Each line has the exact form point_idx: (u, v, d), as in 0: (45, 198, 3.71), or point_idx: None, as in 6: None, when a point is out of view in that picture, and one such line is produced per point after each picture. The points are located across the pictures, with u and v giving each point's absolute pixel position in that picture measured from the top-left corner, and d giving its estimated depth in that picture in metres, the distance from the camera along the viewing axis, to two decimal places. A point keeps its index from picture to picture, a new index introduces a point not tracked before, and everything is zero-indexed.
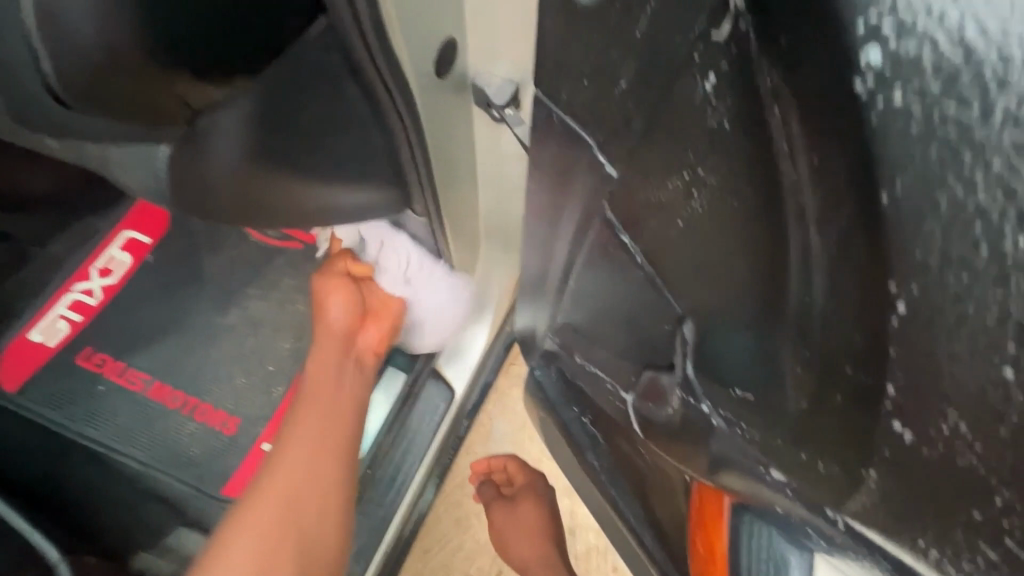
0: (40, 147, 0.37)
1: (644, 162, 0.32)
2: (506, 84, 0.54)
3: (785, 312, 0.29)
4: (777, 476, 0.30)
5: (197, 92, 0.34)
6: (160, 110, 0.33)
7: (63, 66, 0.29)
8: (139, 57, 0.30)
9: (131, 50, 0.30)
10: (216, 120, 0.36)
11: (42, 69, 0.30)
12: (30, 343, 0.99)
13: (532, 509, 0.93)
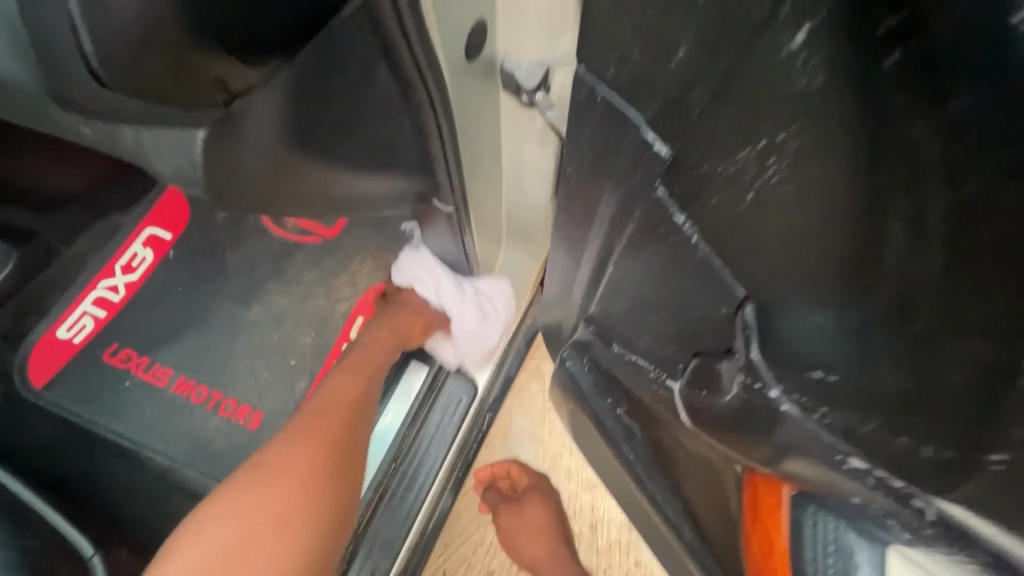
0: (69, 137, 0.36)
1: (698, 135, 0.29)
2: (536, 67, 0.53)
3: (881, 290, 0.27)
4: (861, 464, 0.30)
5: (234, 74, 0.32)
6: (195, 90, 0.31)
7: (102, 46, 0.28)
8: (176, 30, 0.28)
9: (169, 24, 0.28)
10: (251, 103, 0.34)
11: (84, 51, 0.28)
12: (56, 339, 1.00)
13: (541, 509, 0.93)
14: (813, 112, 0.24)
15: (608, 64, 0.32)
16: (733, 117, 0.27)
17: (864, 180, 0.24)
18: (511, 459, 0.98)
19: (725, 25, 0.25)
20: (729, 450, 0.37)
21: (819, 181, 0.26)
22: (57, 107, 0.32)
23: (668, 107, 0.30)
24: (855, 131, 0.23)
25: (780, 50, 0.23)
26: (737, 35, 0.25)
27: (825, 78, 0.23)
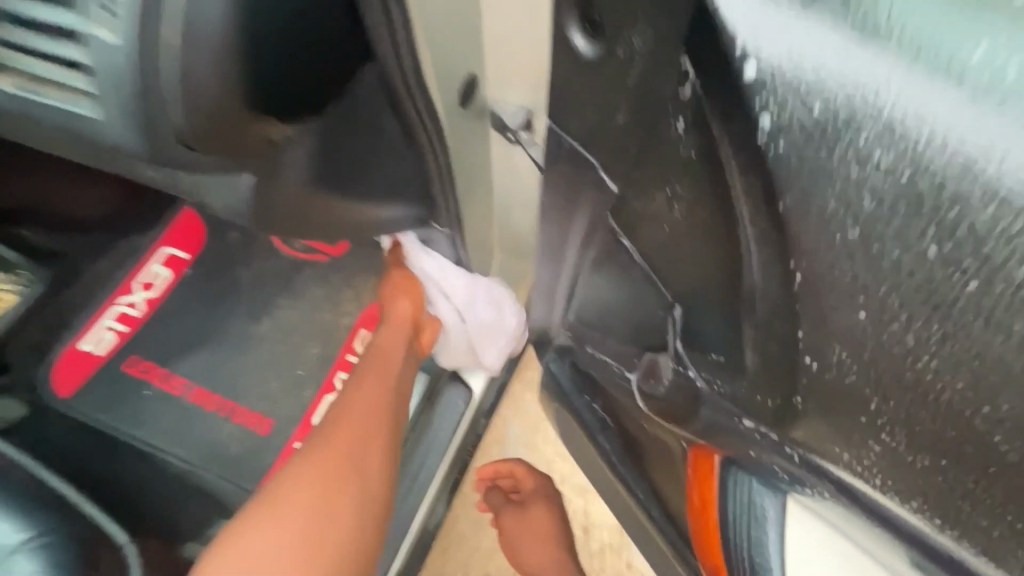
0: (138, 176, 0.44)
1: (637, 178, 0.38)
2: (519, 111, 0.61)
3: (743, 291, 0.31)
4: (751, 423, 0.33)
5: (278, 131, 0.41)
6: (251, 144, 0.40)
7: (190, 116, 0.36)
8: (239, 103, 0.37)
9: (235, 98, 0.37)
10: (289, 150, 0.44)
11: (175, 121, 0.36)
12: (80, 352, 1.07)
13: (543, 511, 0.99)
14: (689, 169, 0.33)
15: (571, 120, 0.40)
16: (652, 168, 0.36)
17: (715, 214, 0.32)
18: (516, 460, 1.03)
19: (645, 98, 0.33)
20: (675, 429, 0.41)
21: (699, 216, 0.34)
22: (136, 159, 0.39)
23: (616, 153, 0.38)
24: (703, 184, 0.32)
25: (675, 129, 0.33)
26: (652, 106, 0.33)
27: (695, 153, 0.32)
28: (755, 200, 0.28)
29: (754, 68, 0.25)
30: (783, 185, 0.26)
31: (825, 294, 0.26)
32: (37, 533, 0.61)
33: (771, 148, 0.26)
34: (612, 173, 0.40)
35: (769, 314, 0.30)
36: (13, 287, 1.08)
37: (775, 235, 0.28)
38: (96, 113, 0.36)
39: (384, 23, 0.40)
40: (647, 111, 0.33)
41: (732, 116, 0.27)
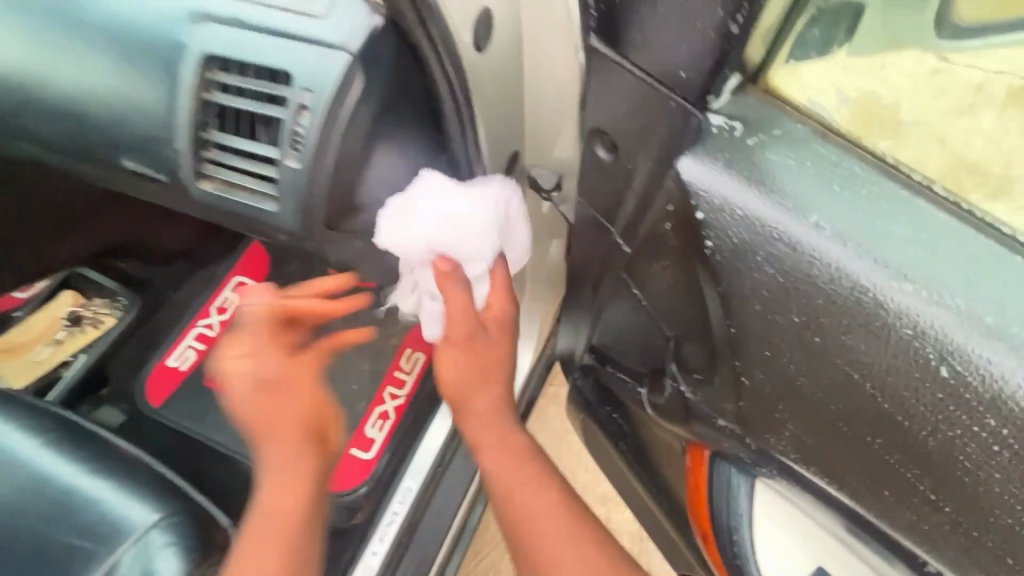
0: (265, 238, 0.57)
1: (634, 234, 0.46)
2: (551, 175, 0.72)
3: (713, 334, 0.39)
4: (723, 422, 0.43)
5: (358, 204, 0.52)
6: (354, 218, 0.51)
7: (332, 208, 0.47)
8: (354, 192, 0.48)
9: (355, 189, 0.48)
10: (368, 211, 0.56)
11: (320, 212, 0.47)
12: (167, 367, 1.24)
13: None
14: (667, 238, 0.41)
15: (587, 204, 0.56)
16: (643, 231, 0.44)
17: (688, 271, 0.39)
18: None
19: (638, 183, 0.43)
20: (676, 431, 0.52)
21: (681, 270, 0.40)
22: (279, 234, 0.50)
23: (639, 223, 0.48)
24: (680, 250, 0.39)
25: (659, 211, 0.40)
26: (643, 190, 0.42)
27: (670, 226, 0.39)
28: (704, 275, 0.37)
29: (699, 211, 0.34)
30: (725, 278, 0.35)
31: (749, 334, 0.35)
32: (164, 515, 0.75)
33: (712, 256, 0.35)
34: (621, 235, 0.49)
35: (723, 348, 0.38)
36: (114, 313, 1.26)
37: (715, 296, 0.36)
38: (272, 208, 0.47)
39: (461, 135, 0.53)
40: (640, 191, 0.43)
41: (690, 236, 0.36)
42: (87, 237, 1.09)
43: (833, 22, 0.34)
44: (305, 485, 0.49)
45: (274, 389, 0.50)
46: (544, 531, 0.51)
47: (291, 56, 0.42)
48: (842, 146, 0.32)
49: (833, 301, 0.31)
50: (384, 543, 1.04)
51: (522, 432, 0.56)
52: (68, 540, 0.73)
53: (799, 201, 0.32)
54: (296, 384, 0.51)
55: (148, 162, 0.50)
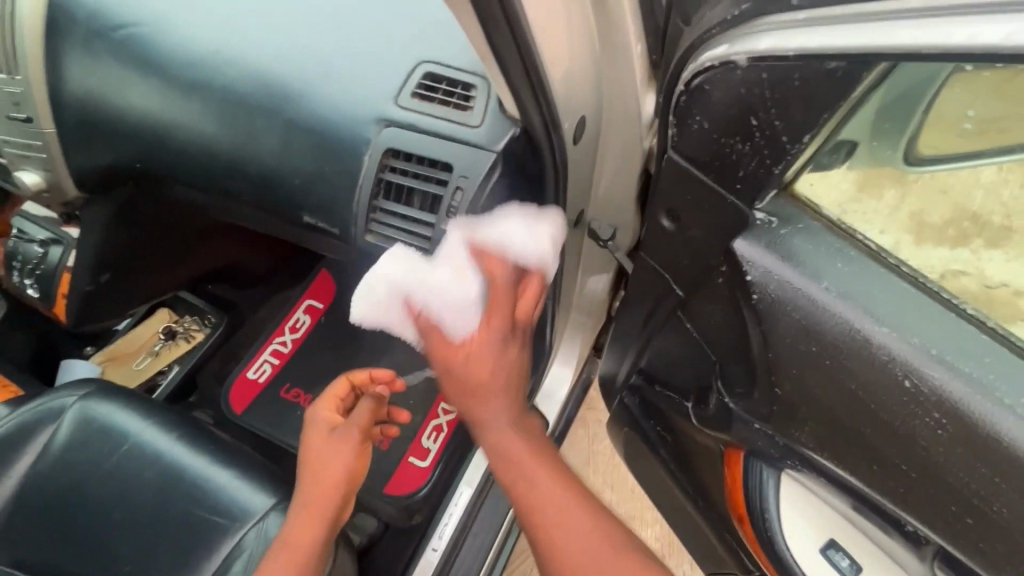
0: None
1: (688, 284, 0.61)
2: (607, 228, 0.86)
3: (751, 357, 0.55)
4: (759, 425, 0.58)
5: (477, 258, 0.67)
6: None
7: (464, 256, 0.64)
8: None
9: None
10: None
11: None
12: (247, 379, 1.38)
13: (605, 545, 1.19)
14: (717, 291, 0.57)
15: (642, 257, 0.73)
16: (696, 284, 0.60)
17: (732, 313, 0.55)
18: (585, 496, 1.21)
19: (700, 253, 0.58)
20: (717, 437, 0.64)
21: (726, 311, 0.56)
22: None
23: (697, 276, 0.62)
24: (724, 298, 0.56)
25: (713, 269, 0.56)
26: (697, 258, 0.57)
27: (722, 279, 0.55)
28: (748, 317, 0.53)
29: (749, 274, 0.50)
30: (765, 318, 0.50)
31: (783, 357, 0.51)
32: (277, 500, 0.89)
33: (757, 305, 0.51)
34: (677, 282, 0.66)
35: (761, 368, 0.54)
36: (204, 330, 1.43)
37: (759, 330, 0.52)
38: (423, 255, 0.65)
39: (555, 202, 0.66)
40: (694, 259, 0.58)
41: (740, 288, 0.52)
42: (195, 261, 1.14)
43: (837, 151, 0.47)
44: (314, 542, 0.70)
45: (330, 442, 0.75)
46: (554, 520, 0.52)
47: (455, 155, 0.60)
48: (841, 235, 0.48)
49: (837, 338, 0.47)
50: (442, 540, 1.17)
51: (533, 429, 0.58)
52: (206, 518, 0.88)
53: (814, 270, 0.47)
54: (343, 448, 0.74)
55: (327, 219, 0.68)
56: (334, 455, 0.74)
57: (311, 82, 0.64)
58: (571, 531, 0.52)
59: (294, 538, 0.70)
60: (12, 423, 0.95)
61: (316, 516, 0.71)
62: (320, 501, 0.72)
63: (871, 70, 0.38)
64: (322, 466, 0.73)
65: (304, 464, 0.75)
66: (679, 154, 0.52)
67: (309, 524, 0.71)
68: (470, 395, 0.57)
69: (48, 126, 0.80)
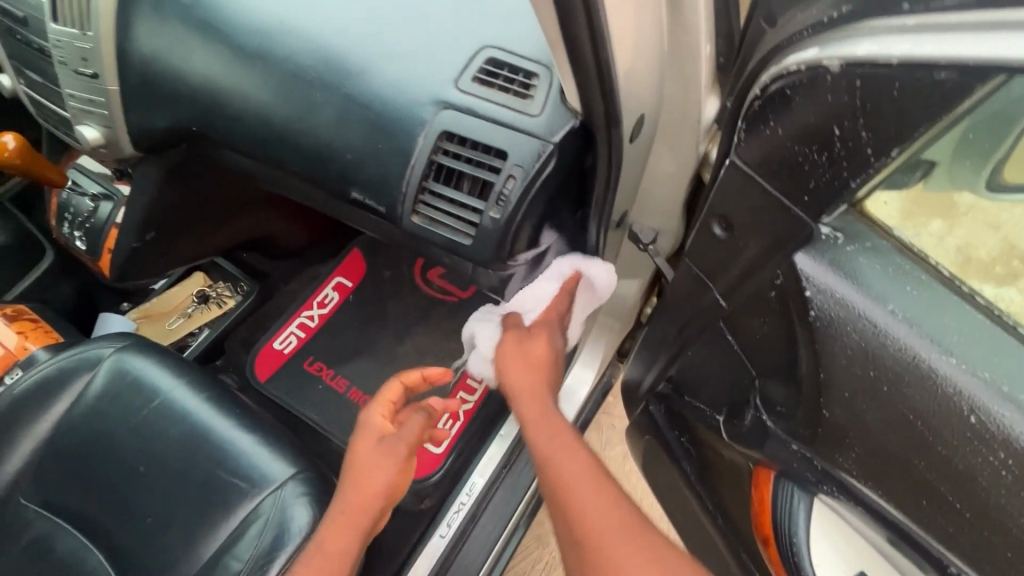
0: (440, 258, 0.72)
1: (734, 295, 0.59)
2: (649, 232, 0.84)
3: (800, 375, 0.53)
4: (798, 446, 0.56)
5: (521, 249, 0.66)
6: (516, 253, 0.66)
7: (510, 245, 0.64)
8: (526, 234, 0.64)
9: (524, 233, 0.64)
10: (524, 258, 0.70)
11: (504, 246, 0.63)
12: (272, 349, 1.40)
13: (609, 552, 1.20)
14: (767, 305, 0.55)
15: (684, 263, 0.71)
16: (743, 295, 0.58)
17: (783, 328, 0.54)
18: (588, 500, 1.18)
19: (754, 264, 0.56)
20: (749, 455, 0.63)
21: (775, 325, 0.55)
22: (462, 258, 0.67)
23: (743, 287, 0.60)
24: (775, 312, 0.54)
25: (766, 281, 0.54)
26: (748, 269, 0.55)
27: (776, 293, 0.53)
28: (802, 333, 0.51)
29: (809, 291, 0.48)
30: (821, 337, 0.49)
31: (836, 379, 0.49)
32: (297, 471, 0.91)
33: (814, 322, 0.49)
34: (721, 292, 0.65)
35: (810, 386, 0.52)
36: (236, 297, 1.46)
37: (813, 348, 0.50)
38: (468, 242, 0.64)
39: (602, 198, 0.65)
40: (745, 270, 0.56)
41: (797, 304, 0.50)
42: (233, 229, 1.15)
43: (915, 169, 0.44)
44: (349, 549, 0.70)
45: (378, 453, 0.76)
46: (575, 483, 0.59)
47: (511, 143, 0.59)
48: (911, 259, 0.46)
49: (898, 365, 0.45)
50: (450, 529, 1.17)
51: (561, 416, 0.68)
52: (227, 480, 0.90)
53: (879, 293, 0.46)
54: (388, 462, 0.75)
55: (375, 197, 0.68)
56: (379, 462, 0.75)
57: (372, 60, 0.64)
58: (593, 496, 0.58)
59: (328, 550, 0.70)
60: (50, 369, 0.98)
61: (351, 525, 0.71)
62: (357, 507, 0.72)
63: (983, 85, 0.35)
64: (366, 475, 0.75)
65: (349, 475, 0.76)
66: (744, 161, 0.51)
67: (342, 540, 0.70)
68: (525, 375, 0.70)
69: (113, 83, 0.82)
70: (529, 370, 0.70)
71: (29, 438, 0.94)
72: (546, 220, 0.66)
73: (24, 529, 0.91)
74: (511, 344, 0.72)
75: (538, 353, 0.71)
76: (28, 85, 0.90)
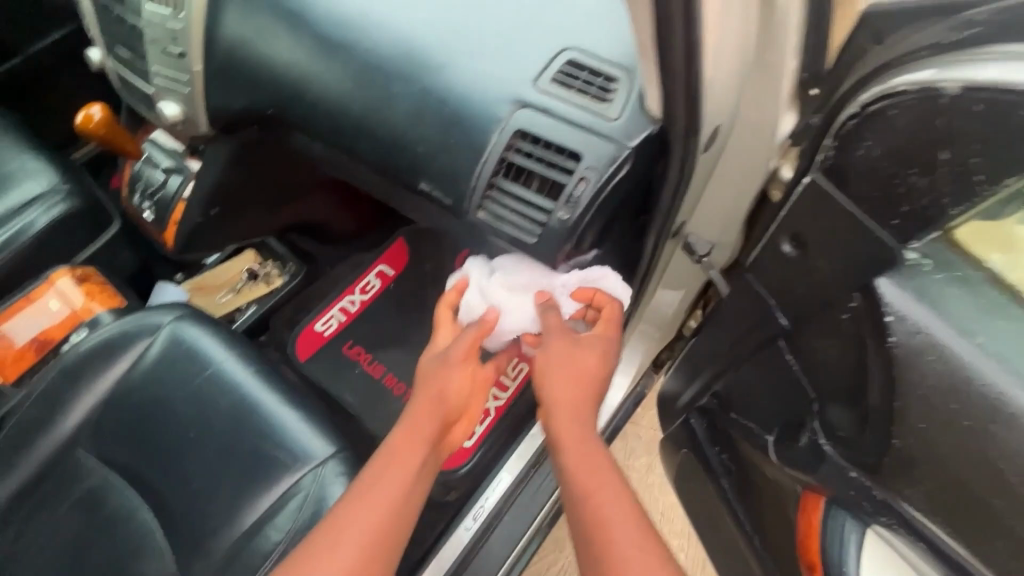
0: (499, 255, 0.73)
1: (801, 315, 0.59)
2: (705, 244, 0.85)
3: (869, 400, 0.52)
4: (856, 473, 0.55)
5: (583, 252, 0.67)
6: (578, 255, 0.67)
7: (574, 247, 0.64)
8: (589, 238, 0.64)
9: (588, 237, 0.64)
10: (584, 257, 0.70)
11: (568, 248, 0.64)
12: (313, 330, 1.44)
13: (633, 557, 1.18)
14: (838, 327, 0.54)
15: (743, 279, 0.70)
16: (812, 316, 0.58)
17: (853, 353, 0.53)
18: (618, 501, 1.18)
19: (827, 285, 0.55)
20: (799, 478, 0.62)
21: (845, 349, 0.54)
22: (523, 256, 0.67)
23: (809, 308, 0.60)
24: (847, 336, 0.54)
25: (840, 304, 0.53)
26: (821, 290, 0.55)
27: (849, 316, 0.53)
28: (877, 360, 0.50)
29: (889, 317, 0.48)
30: (898, 365, 0.48)
31: (910, 409, 0.48)
32: (337, 450, 0.93)
33: (893, 349, 0.48)
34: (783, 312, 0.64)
35: (880, 414, 0.51)
36: (282, 276, 1.50)
37: (887, 375, 0.50)
38: (533, 240, 0.64)
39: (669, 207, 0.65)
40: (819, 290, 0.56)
41: (874, 330, 0.50)
42: (291, 211, 1.20)
43: (1013, 201, 0.43)
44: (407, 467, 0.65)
45: (446, 362, 0.71)
46: (608, 502, 0.59)
47: (586, 145, 0.60)
48: (1002, 294, 0.45)
49: (981, 400, 0.44)
50: (475, 521, 1.17)
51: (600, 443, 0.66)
52: (271, 453, 0.93)
53: (965, 325, 0.45)
54: (459, 369, 0.72)
55: (442, 189, 0.69)
56: (450, 369, 0.71)
57: (452, 57, 0.66)
58: (620, 522, 0.57)
59: (393, 453, 0.66)
60: (113, 330, 1.03)
61: (415, 434, 0.67)
62: (424, 419, 0.68)
63: None
64: (435, 386, 0.70)
65: (418, 386, 0.71)
66: (826, 178, 0.50)
67: (407, 448, 0.66)
68: (566, 396, 0.68)
69: (197, 64, 0.86)
70: (575, 390, 0.68)
71: (90, 393, 0.99)
72: (610, 225, 0.66)
73: (79, 480, 0.96)
74: (559, 350, 0.69)
75: (585, 370, 0.69)
76: (119, 58, 0.95)
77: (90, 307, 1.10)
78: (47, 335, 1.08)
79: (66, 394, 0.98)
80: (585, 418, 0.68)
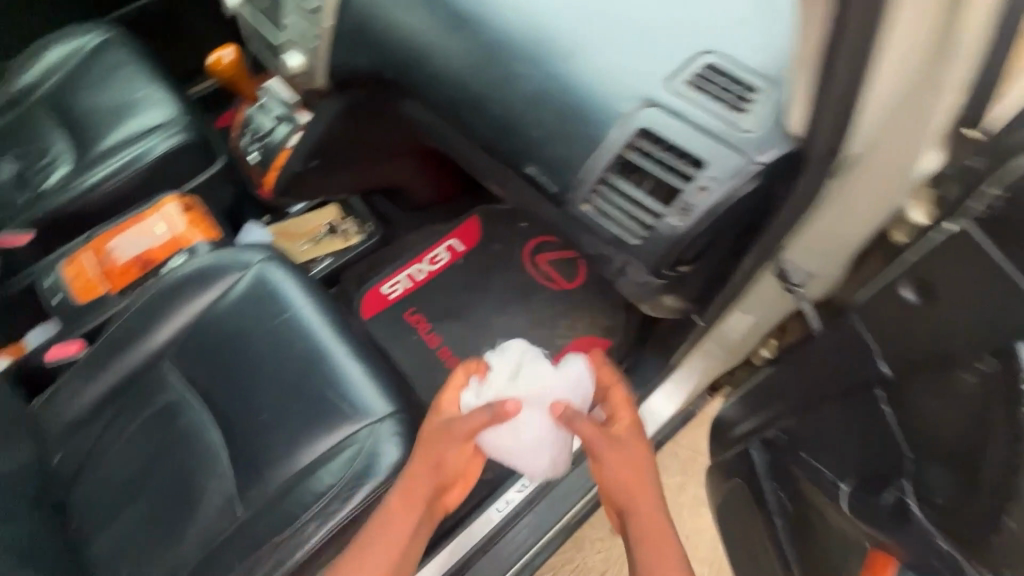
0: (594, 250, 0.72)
1: (920, 370, 0.57)
2: (801, 275, 0.81)
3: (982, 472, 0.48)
4: (946, 545, 0.51)
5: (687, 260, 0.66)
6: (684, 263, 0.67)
7: (678, 252, 0.62)
8: (694, 248, 0.62)
9: (694, 247, 0.62)
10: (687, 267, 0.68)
11: (671, 253, 0.63)
12: (379, 292, 1.48)
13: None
14: (961, 388, 0.51)
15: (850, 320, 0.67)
16: (933, 373, 0.55)
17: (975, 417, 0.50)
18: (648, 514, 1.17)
19: (962, 341, 0.51)
20: (874, 536, 0.58)
21: (966, 412, 0.51)
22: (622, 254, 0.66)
23: (926, 362, 0.57)
24: (973, 400, 0.50)
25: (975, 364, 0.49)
26: (949, 345, 0.53)
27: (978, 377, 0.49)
28: (1006, 431, 0.45)
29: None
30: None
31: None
32: (394, 411, 0.96)
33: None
34: (888, 361, 0.62)
35: (997, 488, 0.45)
36: (361, 236, 1.55)
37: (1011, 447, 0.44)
38: (636, 241, 0.64)
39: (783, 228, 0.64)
40: (947, 346, 0.53)
41: (1006, 396, 0.45)
42: (381, 173, 1.23)
43: None
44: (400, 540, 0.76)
45: (449, 433, 0.79)
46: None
47: (713, 154, 0.58)
48: None
49: None
50: (507, 505, 1.17)
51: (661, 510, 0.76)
52: (333, 400, 0.97)
53: None
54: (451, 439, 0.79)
55: (550, 175, 0.68)
56: (455, 420, 0.79)
57: (585, 45, 0.65)
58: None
59: (398, 506, 0.77)
60: (212, 258, 1.10)
61: (427, 471, 0.78)
62: (431, 461, 0.78)
63: None
64: (438, 448, 0.79)
65: (418, 448, 0.81)
66: (982, 230, 0.48)
67: (417, 484, 0.78)
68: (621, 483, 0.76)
69: (331, 20, 0.89)
70: (631, 482, 0.76)
71: (182, 313, 1.06)
72: (720, 239, 0.65)
73: (158, 394, 1.02)
74: (613, 454, 0.77)
75: (639, 464, 0.78)
76: (263, 3, 1.01)
77: (191, 234, 1.18)
78: (151, 255, 1.16)
79: (163, 310, 1.05)
80: (649, 492, 0.76)
